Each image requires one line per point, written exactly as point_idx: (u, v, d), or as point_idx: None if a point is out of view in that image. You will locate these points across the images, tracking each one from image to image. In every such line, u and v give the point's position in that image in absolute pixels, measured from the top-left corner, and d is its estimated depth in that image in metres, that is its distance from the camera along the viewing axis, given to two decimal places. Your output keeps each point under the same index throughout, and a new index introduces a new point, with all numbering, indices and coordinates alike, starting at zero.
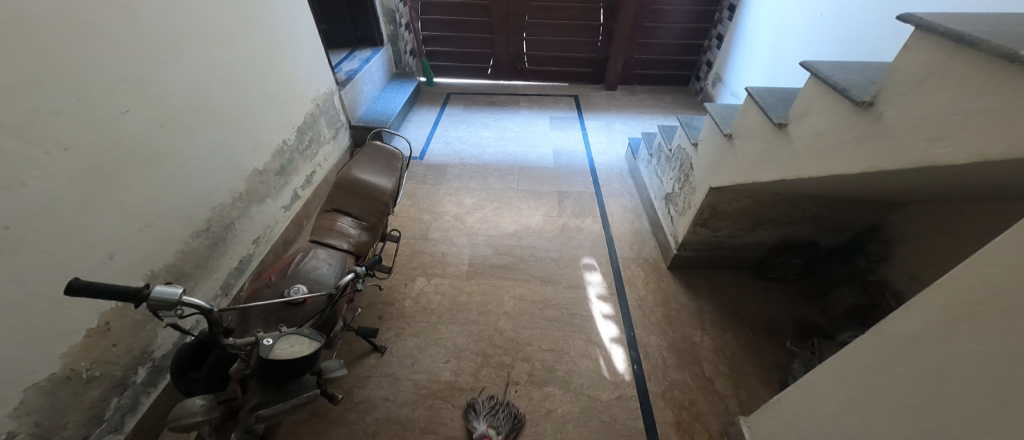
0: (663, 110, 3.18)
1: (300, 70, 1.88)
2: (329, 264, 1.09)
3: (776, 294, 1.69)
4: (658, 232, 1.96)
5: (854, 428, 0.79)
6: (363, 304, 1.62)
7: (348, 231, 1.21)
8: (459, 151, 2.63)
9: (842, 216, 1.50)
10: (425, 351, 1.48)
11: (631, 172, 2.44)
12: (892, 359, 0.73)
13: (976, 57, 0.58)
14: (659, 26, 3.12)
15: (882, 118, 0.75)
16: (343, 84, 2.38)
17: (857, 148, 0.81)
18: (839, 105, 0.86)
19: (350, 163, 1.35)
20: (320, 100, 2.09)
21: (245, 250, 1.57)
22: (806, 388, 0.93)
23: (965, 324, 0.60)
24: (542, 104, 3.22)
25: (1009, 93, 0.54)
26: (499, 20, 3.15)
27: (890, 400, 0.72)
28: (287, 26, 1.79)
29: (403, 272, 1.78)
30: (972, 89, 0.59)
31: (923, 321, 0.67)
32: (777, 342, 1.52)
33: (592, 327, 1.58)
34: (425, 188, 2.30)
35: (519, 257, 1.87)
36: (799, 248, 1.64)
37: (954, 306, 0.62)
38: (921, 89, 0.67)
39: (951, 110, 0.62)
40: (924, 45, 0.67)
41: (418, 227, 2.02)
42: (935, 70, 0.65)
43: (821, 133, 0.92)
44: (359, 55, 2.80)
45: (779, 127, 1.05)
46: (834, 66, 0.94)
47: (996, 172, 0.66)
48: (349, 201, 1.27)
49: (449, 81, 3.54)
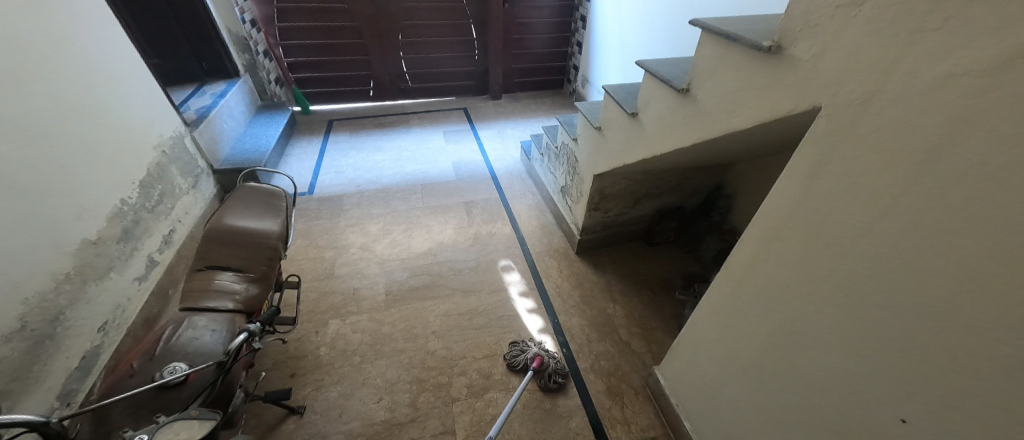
0: (545, 112, 3.43)
1: (130, 115, 1.59)
2: (212, 330, 0.95)
3: (664, 256, 1.96)
4: (562, 223, 2.11)
5: (735, 349, 0.96)
6: (268, 366, 1.43)
7: (231, 287, 1.07)
8: (353, 179, 2.50)
9: (697, 181, 1.80)
10: (353, 397, 1.37)
11: (529, 172, 2.57)
12: (742, 286, 0.91)
13: (743, 47, 0.78)
14: (527, 36, 3.37)
15: (697, 99, 0.94)
16: (195, 124, 2.08)
17: (686, 125, 1.00)
18: (667, 92, 1.05)
19: (219, 212, 1.20)
20: (167, 146, 1.80)
21: (88, 343, 1.28)
22: (695, 329, 1.10)
23: (776, 247, 0.80)
24: (432, 120, 3.22)
25: (766, 72, 0.74)
26: (370, 41, 3.07)
27: (751, 319, 0.90)
28: (103, 65, 1.50)
29: (312, 318, 1.62)
30: (744, 71, 0.79)
31: (751, 250, 0.86)
32: (673, 297, 1.76)
33: (519, 323, 1.64)
34: (321, 223, 2.14)
35: (438, 274, 1.85)
36: (672, 213, 1.92)
37: (766, 234, 0.82)
38: (714, 74, 0.87)
39: (737, 87, 0.82)
40: (710, 41, 0.86)
41: (321, 267, 1.86)
42: (719, 59, 0.84)
43: (661, 116, 1.11)
44: (210, 89, 2.47)
45: (632, 115, 1.24)
46: (660, 62, 1.15)
47: (774, 130, 0.89)
48: (226, 253, 1.12)
49: (328, 107, 3.33)
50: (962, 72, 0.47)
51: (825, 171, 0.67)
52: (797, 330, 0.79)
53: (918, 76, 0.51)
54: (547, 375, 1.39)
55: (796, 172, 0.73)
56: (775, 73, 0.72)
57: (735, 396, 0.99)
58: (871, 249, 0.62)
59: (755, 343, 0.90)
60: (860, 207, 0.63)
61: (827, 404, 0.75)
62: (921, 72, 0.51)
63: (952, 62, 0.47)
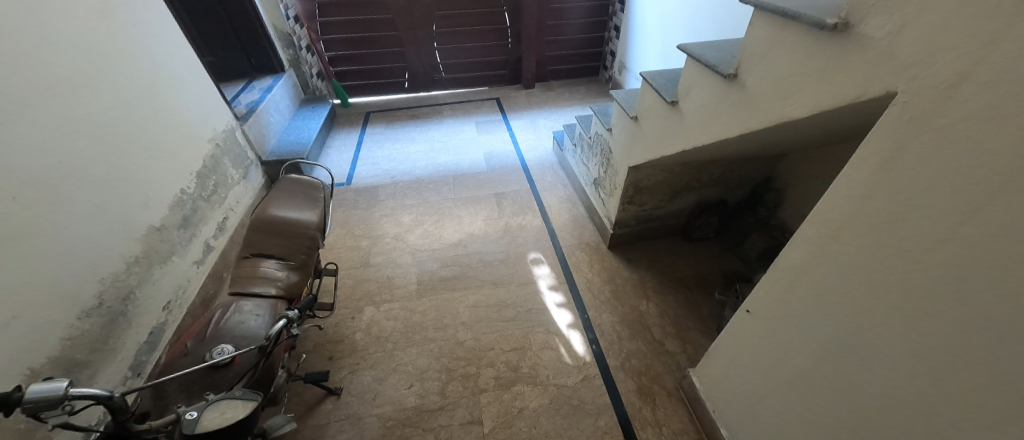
0: (579, 101, 3.34)
1: (188, 110, 1.71)
2: (257, 314, 1.01)
3: (703, 253, 1.86)
4: (594, 216, 2.06)
5: (779, 356, 0.89)
6: (309, 348, 1.51)
7: (274, 274, 1.13)
8: (388, 170, 2.56)
9: (741, 173, 1.69)
10: (386, 382, 1.42)
11: (561, 163, 2.53)
12: (790, 289, 0.85)
13: (802, 27, 0.70)
14: (562, 23, 3.28)
15: (745, 86, 0.87)
16: (244, 118, 2.20)
17: (731, 114, 0.93)
18: (712, 79, 0.98)
19: (264, 202, 1.26)
20: (220, 139, 1.92)
21: (155, 320, 1.40)
22: (734, 333, 1.04)
23: (831, 249, 0.73)
24: (465, 111, 3.23)
25: (828, 54, 0.67)
26: (406, 33, 3.11)
27: (798, 325, 0.84)
28: (163, 63, 1.62)
29: (348, 305, 1.69)
30: (803, 54, 0.72)
31: (804, 251, 0.79)
32: (710, 295, 1.68)
33: (549, 317, 1.63)
34: (358, 213, 2.21)
35: (468, 265, 1.87)
36: (713, 208, 1.82)
37: (822, 234, 0.75)
38: (766, 58, 0.80)
39: (792, 72, 0.74)
40: (763, 21, 0.79)
41: (357, 256, 1.93)
42: (773, 41, 0.77)
43: (703, 105, 1.04)
44: (258, 84, 2.60)
45: (672, 104, 1.17)
46: (704, 45, 1.07)
47: (834, 119, 0.81)
48: (270, 242, 1.18)
49: (365, 100, 3.42)
50: None
51: (897, 165, 0.59)
52: (854, 341, 0.72)
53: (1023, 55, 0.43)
54: None
55: (861, 166, 0.65)
56: (839, 54, 0.64)
57: (776, 405, 0.93)
58: (949, 255, 0.55)
59: (804, 351, 0.83)
60: (938, 208, 0.55)
61: (886, 423, 0.68)
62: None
63: None
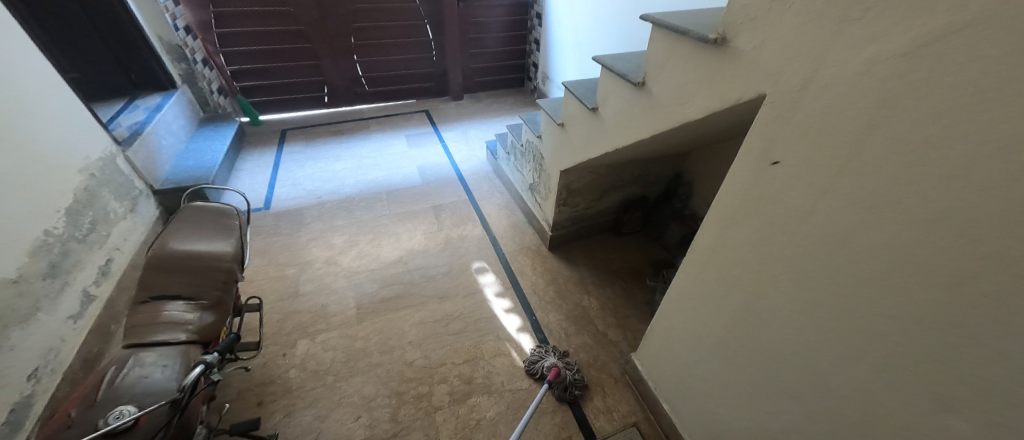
0: (508, 110, 3.43)
1: (48, 137, 1.45)
2: (163, 366, 0.88)
3: (632, 246, 2.01)
4: (532, 221, 2.12)
5: (704, 331, 0.99)
6: (233, 396, 1.35)
7: (182, 317, 0.99)
8: (313, 190, 2.39)
9: (658, 171, 1.86)
10: (329, 418, 1.31)
11: (496, 172, 2.56)
12: (706, 270, 0.95)
13: (691, 41, 0.81)
14: (484, 36, 3.35)
15: (651, 93, 0.97)
16: (129, 142, 1.91)
17: (642, 118, 1.03)
18: (624, 87, 1.07)
19: (163, 236, 1.10)
20: (96, 168, 1.65)
21: (17, 394, 1.16)
22: (666, 315, 1.13)
23: (733, 230, 0.84)
24: (393, 125, 3.14)
25: (712, 64, 0.77)
26: (320, 46, 2.95)
27: (716, 301, 0.94)
28: (9, 82, 1.35)
29: (278, 341, 1.54)
30: (692, 65, 0.82)
31: (711, 235, 0.90)
32: (643, 284, 1.81)
33: (497, 324, 1.63)
34: (281, 240, 2.03)
35: (410, 282, 1.81)
36: (637, 204, 1.97)
37: (724, 218, 0.86)
38: (666, 67, 0.90)
39: (687, 80, 0.85)
40: (659, 36, 0.89)
41: (284, 286, 1.77)
42: (669, 53, 0.87)
43: (619, 110, 1.13)
44: (143, 103, 2.27)
45: (592, 110, 1.26)
46: (614, 57, 1.17)
47: (724, 119, 0.93)
48: (174, 281, 1.04)
49: (280, 117, 3.17)
50: (883, 56, 0.51)
51: (773, 155, 0.71)
52: (757, 308, 0.83)
53: (847, 63, 0.55)
54: (564, 387, 1.36)
55: (747, 157, 0.76)
56: (721, 64, 0.75)
57: (707, 375, 1.03)
58: (817, 226, 0.67)
59: (721, 322, 0.94)
60: (805, 188, 0.67)
61: (790, 374, 0.80)
62: (848, 60, 0.55)
63: (874, 49, 0.52)
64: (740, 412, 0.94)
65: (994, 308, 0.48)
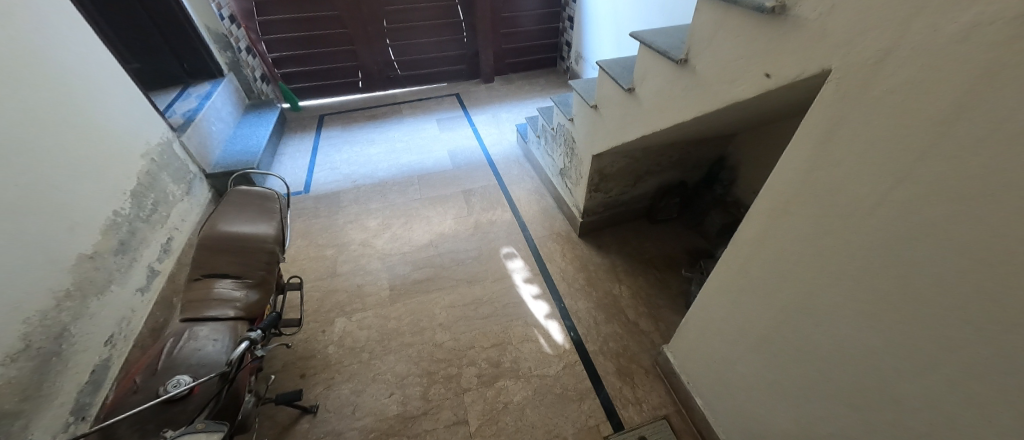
0: (539, 92, 3.35)
1: (114, 124, 1.56)
2: (214, 340, 0.94)
3: (667, 234, 1.94)
4: (563, 206, 2.08)
5: (744, 326, 0.94)
6: (278, 368, 1.44)
7: (231, 295, 1.06)
8: (349, 174, 2.46)
9: (698, 155, 1.76)
10: (365, 393, 1.38)
11: (526, 156, 2.53)
12: (749, 262, 0.89)
13: (744, 11, 0.73)
14: (516, 15, 3.26)
15: (695, 71, 0.90)
16: (183, 128, 2.04)
17: (684, 98, 0.97)
18: (665, 65, 1.01)
19: (213, 218, 1.17)
20: (155, 154, 1.77)
21: (97, 357, 1.29)
22: (702, 308, 1.08)
23: (783, 220, 0.78)
24: (425, 109, 3.16)
25: (768, 37, 0.70)
26: (355, 30, 2.98)
27: (759, 295, 0.88)
28: (78, 74, 1.46)
29: (317, 318, 1.62)
30: (746, 37, 0.75)
31: (759, 225, 0.84)
32: (678, 274, 1.75)
33: (526, 309, 1.63)
34: (320, 222, 2.12)
35: (441, 266, 1.84)
36: (674, 190, 1.88)
37: (775, 207, 0.79)
38: (714, 42, 0.83)
39: (737, 55, 0.78)
40: (707, 6, 0.82)
41: (323, 266, 1.85)
42: (719, 26, 0.80)
43: (658, 91, 1.07)
44: (194, 91, 2.41)
45: (628, 91, 1.20)
46: (655, 33, 1.09)
47: (779, 98, 0.85)
48: (224, 260, 1.10)
49: (318, 102, 3.27)
50: (986, 22, 0.43)
51: (837, 138, 0.64)
52: (808, 305, 0.77)
53: (937, 30, 0.48)
54: None
55: (805, 140, 0.69)
56: (779, 36, 0.68)
57: (745, 371, 0.98)
58: (886, 218, 0.60)
59: (766, 318, 0.88)
60: (874, 176, 0.60)
61: (841, 376, 0.74)
62: (939, 27, 0.47)
63: (976, 12, 0.44)
64: (780, 411, 0.90)
65: None
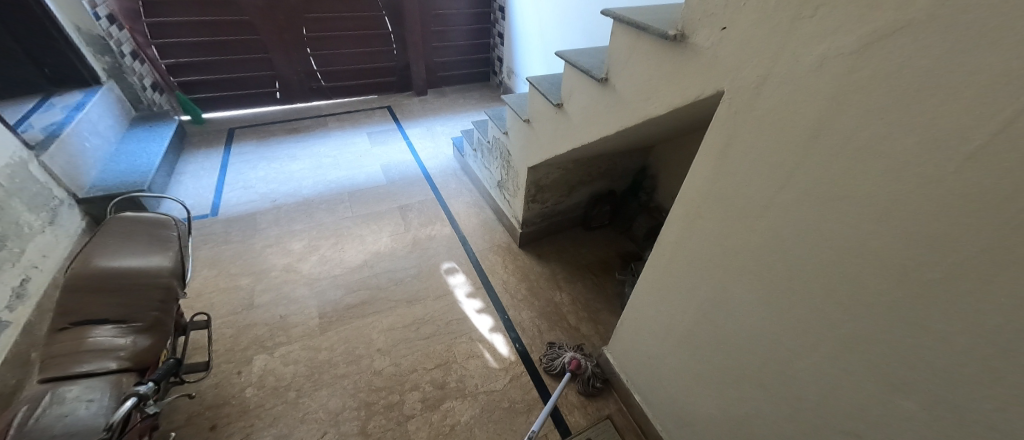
0: (473, 105, 3.36)
1: None
2: (88, 401, 0.77)
3: (601, 239, 2.03)
4: (502, 218, 2.09)
5: (671, 323, 1.01)
6: (180, 423, 1.23)
7: (111, 344, 0.88)
8: (267, 193, 2.23)
9: (624, 164, 1.88)
10: (291, 438, 1.23)
11: (464, 169, 2.51)
12: (672, 264, 0.96)
13: (651, 36, 0.80)
14: (446, 29, 3.26)
15: (614, 89, 0.96)
16: (43, 146, 1.70)
17: (606, 113, 1.03)
18: (588, 81, 1.06)
19: (85, 253, 0.98)
20: (3, 177, 1.45)
21: None
22: (636, 309, 1.14)
23: (696, 225, 0.85)
24: (354, 122, 3.00)
25: (673, 59, 0.77)
26: (270, 38, 2.75)
27: (682, 294, 0.95)
28: None
29: (231, 359, 1.42)
30: (654, 60, 0.81)
31: (678, 229, 0.90)
32: (613, 277, 1.83)
33: (468, 325, 1.59)
34: (232, 248, 1.88)
35: (376, 288, 1.73)
36: (604, 197, 1.98)
37: (690, 212, 0.85)
38: (629, 61, 0.89)
39: (649, 75, 0.84)
40: (621, 30, 0.88)
41: (237, 298, 1.64)
42: (632, 48, 0.86)
43: (584, 105, 1.12)
44: (61, 101, 2.02)
45: (557, 106, 1.24)
46: (577, 52, 1.14)
47: (685, 114, 0.94)
48: (98, 303, 0.92)
49: (227, 115, 2.94)
50: (835, 54, 0.51)
51: (734, 149, 0.71)
52: (723, 300, 0.84)
53: (801, 58, 0.55)
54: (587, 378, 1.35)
55: (710, 151, 0.76)
56: (681, 59, 0.75)
57: (675, 366, 1.04)
58: (777, 219, 0.67)
59: (688, 315, 0.95)
60: (765, 182, 0.67)
61: (754, 362, 0.82)
62: (802, 57, 0.55)
63: (827, 45, 0.52)
64: (708, 400, 0.96)
65: (939, 296, 0.51)
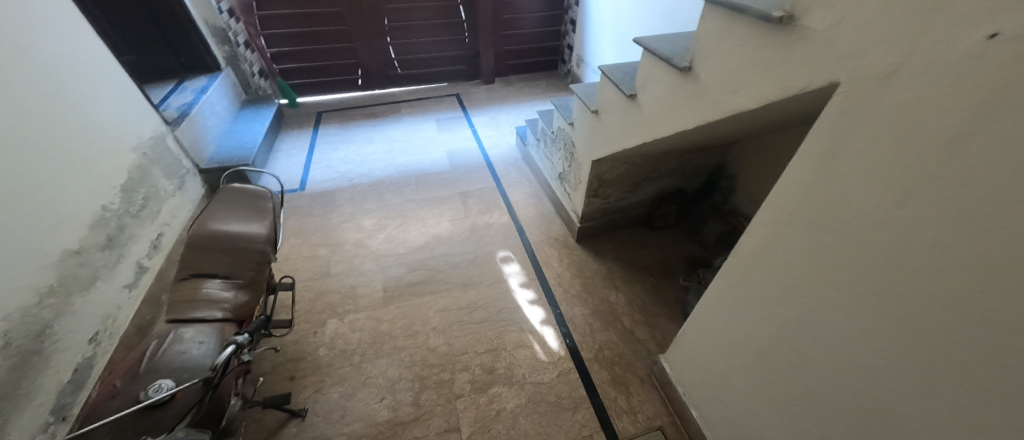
0: (540, 95, 3.34)
1: (106, 116, 1.55)
2: (200, 342, 0.91)
3: (665, 240, 1.93)
4: (561, 210, 2.07)
5: (741, 339, 0.93)
6: (267, 370, 1.41)
7: (220, 295, 1.03)
8: (346, 173, 2.44)
9: (697, 162, 1.75)
10: (354, 398, 1.35)
11: (525, 159, 2.51)
12: (748, 276, 0.88)
13: (749, 20, 0.72)
14: (518, 17, 3.25)
15: (699, 79, 0.89)
16: (177, 123, 2.01)
17: (686, 107, 0.96)
18: (667, 72, 0.99)
19: (203, 216, 1.15)
20: (147, 148, 1.75)
21: (80, 356, 1.29)
22: (699, 320, 1.07)
23: (783, 236, 0.77)
24: (424, 109, 3.14)
25: (775, 46, 0.68)
26: (356, 28, 2.96)
27: (757, 310, 0.87)
28: (69, 63, 1.45)
29: (308, 319, 1.59)
30: (751, 48, 0.74)
31: (761, 237, 0.82)
32: (675, 281, 1.73)
33: (520, 315, 1.61)
34: (314, 220, 2.09)
35: (435, 269, 1.82)
36: (672, 197, 1.88)
37: (777, 220, 0.77)
38: (720, 49, 0.81)
39: (743, 64, 0.76)
40: (713, 14, 0.81)
41: (316, 266, 1.82)
42: (724, 34, 0.79)
43: (661, 98, 1.05)
44: (191, 85, 2.37)
45: (630, 97, 1.18)
46: (658, 39, 1.07)
47: (782, 109, 0.84)
48: (211, 260, 1.07)
49: (316, 99, 3.24)
50: (998, 40, 0.42)
51: (842, 152, 0.62)
52: (809, 320, 0.76)
53: (949, 46, 0.46)
54: None
55: (811, 153, 0.67)
56: (786, 47, 0.66)
57: (740, 386, 0.96)
58: (891, 236, 0.58)
59: (764, 332, 0.87)
60: (878, 193, 0.58)
61: (841, 396, 0.73)
62: (950, 44, 0.46)
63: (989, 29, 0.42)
64: (778, 429, 0.88)
65: None
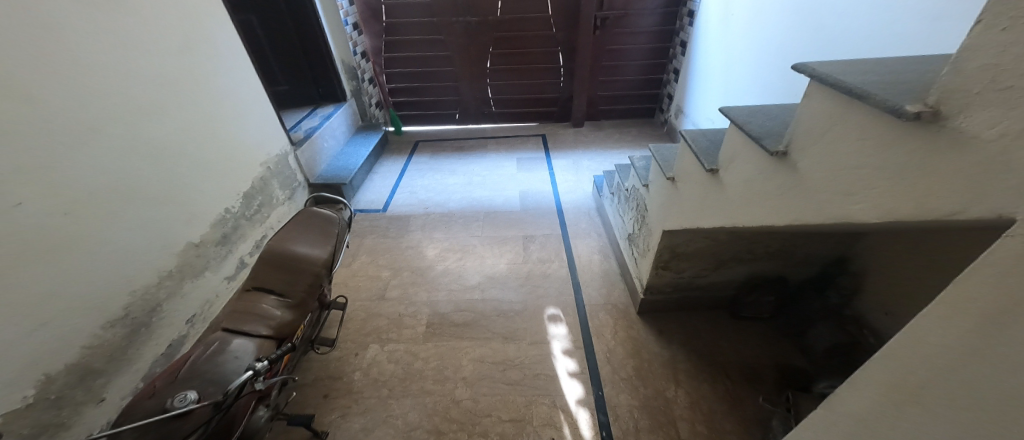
0: (629, 143, 3.19)
1: (246, 135, 1.89)
2: (236, 357, 0.97)
3: (751, 335, 1.60)
4: (626, 274, 1.87)
5: None
6: (308, 381, 1.49)
7: (271, 312, 1.11)
8: (424, 200, 2.58)
9: (805, 250, 1.42)
10: (372, 434, 1.34)
11: (599, 210, 2.37)
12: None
13: (872, 110, 0.55)
14: (619, 64, 3.19)
15: (797, 169, 0.72)
16: (300, 143, 2.36)
17: (780, 198, 0.78)
18: (758, 153, 0.82)
19: (280, 234, 1.29)
20: (272, 163, 2.08)
21: (177, 333, 1.52)
22: None
23: (906, 409, 0.54)
24: (510, 147, 3.21)
25: (912, 148, 0.50)
26: (462, 69, 3.21)
27: None
28: (229, 93, 1.81)
29: (355, 340, 1.66)
30: (874, 145, 0.56)
31: (874, 398, 0.59)
32: (756, 392, 1.41)
33: (557, 387, 1.46)
34: (387, 242, 2.23)
35: (481, 313, 1.77)
36: (767, 284, 1.56)
37: (901, 385, 0.55)
38: (829, 138, 0.64)
39: (860, 162, 0.58)
40: (821, 95, 0.65)
41: (376, 287, 1.92)
42: (835, 122, 0.62)
43: (747, 180, 0.88)
44: (321, 111, 2.81)
45: (711, 172, 1.01)
46: (752, 111, 0.91)
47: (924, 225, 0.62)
48: (276, 276, 1.19)
49: (418, 129, 3.56)
50: None
51: (1009, 326, 0.41)
52: None
53: None
54: None
55: (957, 309, 0.46)
56: (929, 153, 0.48)
57: None
58: None
59: None
60: None
61: None
62: None
63: None
64: None
65: None
